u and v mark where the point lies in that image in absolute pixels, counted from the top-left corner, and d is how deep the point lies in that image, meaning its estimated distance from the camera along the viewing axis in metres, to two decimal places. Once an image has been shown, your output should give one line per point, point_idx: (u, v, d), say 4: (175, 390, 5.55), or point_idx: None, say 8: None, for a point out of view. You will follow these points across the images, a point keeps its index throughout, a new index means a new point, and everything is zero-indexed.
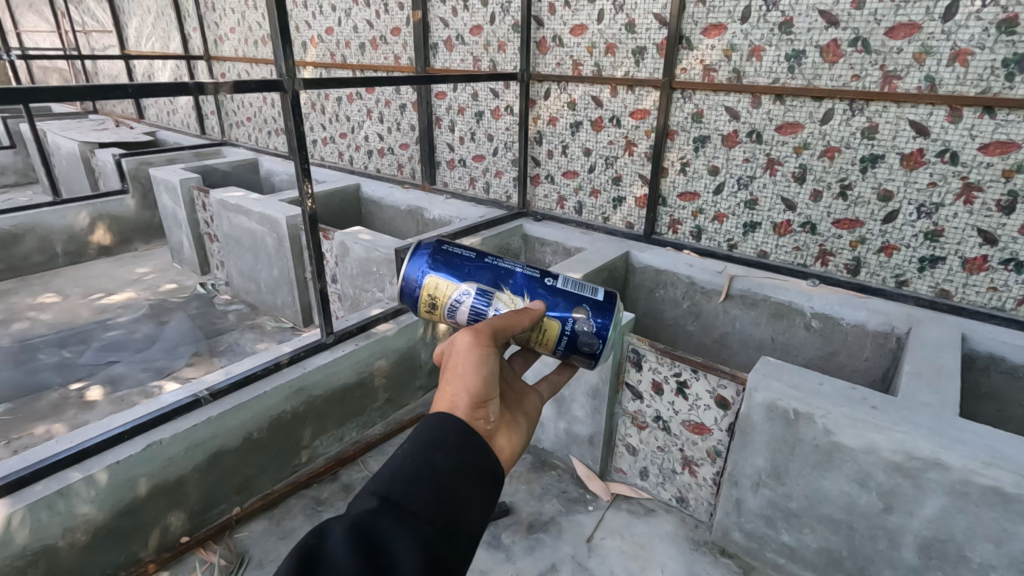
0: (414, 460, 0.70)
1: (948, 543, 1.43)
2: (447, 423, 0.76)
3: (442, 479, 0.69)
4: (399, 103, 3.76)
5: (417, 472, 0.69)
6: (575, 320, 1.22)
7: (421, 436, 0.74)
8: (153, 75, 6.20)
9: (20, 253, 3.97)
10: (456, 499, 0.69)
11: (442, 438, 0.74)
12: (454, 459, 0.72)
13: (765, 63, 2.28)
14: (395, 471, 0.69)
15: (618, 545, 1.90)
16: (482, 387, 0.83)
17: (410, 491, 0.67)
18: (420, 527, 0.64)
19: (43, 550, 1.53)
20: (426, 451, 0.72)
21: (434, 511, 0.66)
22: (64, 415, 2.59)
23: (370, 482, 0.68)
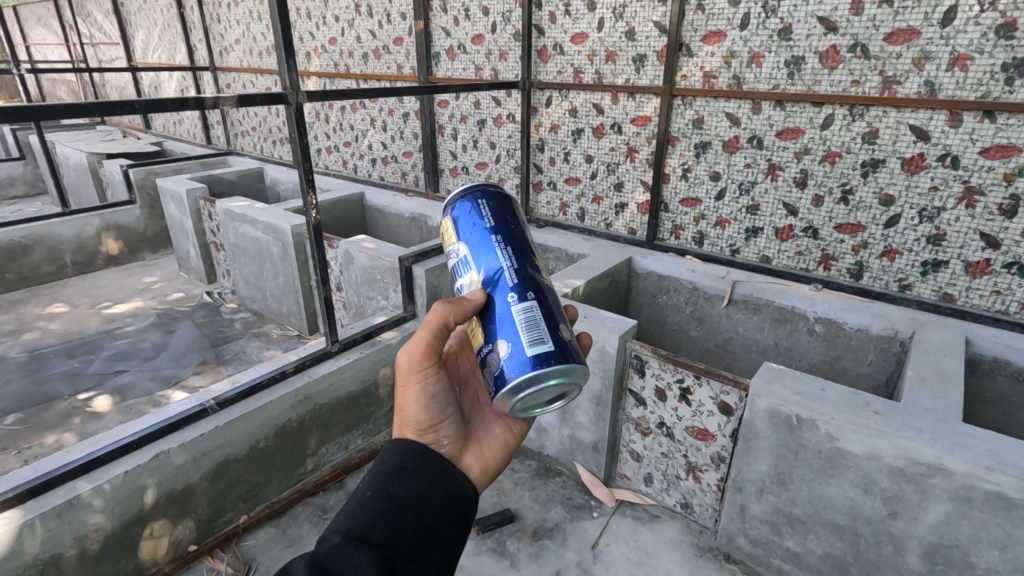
0: (374, 492, 0.74)
1: (953, 548, 1.43)
2: (405, 449, 0.81)
3: (402, 505, 0.74)
4: (402, 112, 3.79)
5: (378, 504, 0.73)
6: (490, 350, 0.96)
7: (382, 467, 0.78)
8: (160, 86, 6.27)
9: (30, 263, 4.02)
10: (418, 524, 0.73)
11: (402, 466, 0.78)
12: (414, 486, 0.76)
13: (765, 70, 2.29)
14: (357, 506, 0.73)
15: (623, 551, 1.90)
16: (426, 417, 0.91)
17: (373, 523, 0.71)
18: (384, 554, 0.68)
19: (54, 559, 1.55)
20: (385, 481, 0.76)
21: (397, 538, 0.70)
22: (73, 424, 2.62)
23: (334, 520, 0.71)
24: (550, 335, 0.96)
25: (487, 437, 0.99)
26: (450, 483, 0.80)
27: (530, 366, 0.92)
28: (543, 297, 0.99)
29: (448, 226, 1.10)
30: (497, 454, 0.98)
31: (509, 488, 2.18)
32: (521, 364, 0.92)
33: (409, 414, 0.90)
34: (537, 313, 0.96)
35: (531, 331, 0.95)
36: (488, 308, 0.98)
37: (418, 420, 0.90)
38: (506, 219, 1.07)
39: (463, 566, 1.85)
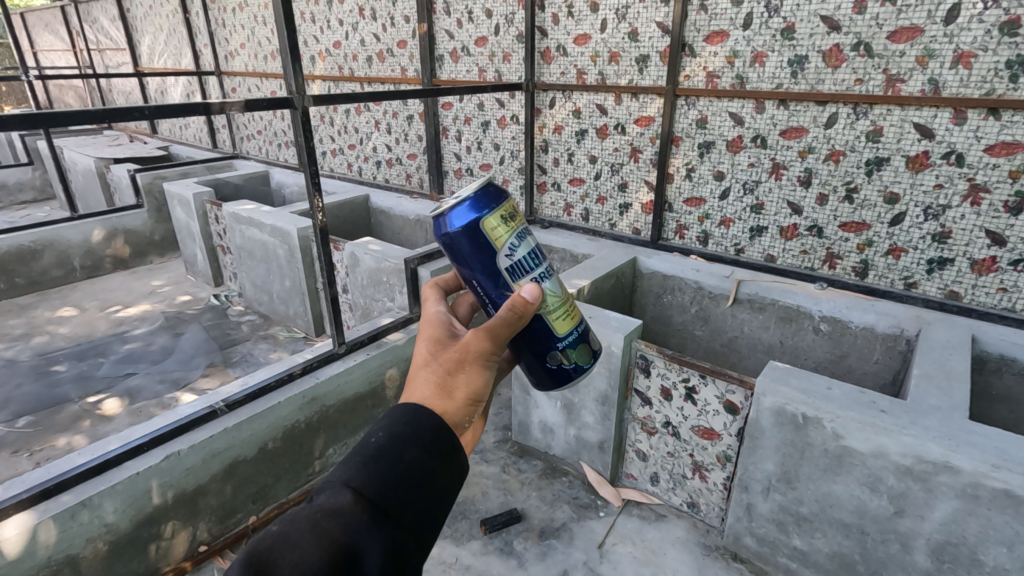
0: (387, 453, 0.70)
1: (960, 546, 1.43)
2: (427, 423, 0.75)
3: (412, 476, 0.69)
4: (407, 114, 3.81)
5: (390, 469, 0.69)
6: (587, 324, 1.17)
7: (399, 430, 0.73)
8: (165, 91, 6.32)
9: (39, 267, 4.06)
10: (424, 497, 0.69)
11: (419, 436, 0.73)
12: (428, 457, 0.72)
13: (768, 69, 2.30)
14: (369, 462, 0.69)
15: (630, 550, 1.91)
16: (476, 394, 0.83)
17: (383, 488, 0.67)
18: (389, 525, 0.66)
19: (67, 560, 1.57)
20: (401, 445, 0.71)
21: (403, 508, 0.68)
22: (82, 427, 2.64)
23: (345, 468, 0.69)
24: None
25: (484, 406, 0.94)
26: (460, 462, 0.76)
27: None
28: None
29: (516, 215, 1.10)
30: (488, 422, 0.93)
31: (516, 488, 2.19)
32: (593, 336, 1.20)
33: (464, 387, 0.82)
34: None
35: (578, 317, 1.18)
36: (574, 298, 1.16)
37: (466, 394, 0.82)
38: None
39: (470, 565, 1.86)
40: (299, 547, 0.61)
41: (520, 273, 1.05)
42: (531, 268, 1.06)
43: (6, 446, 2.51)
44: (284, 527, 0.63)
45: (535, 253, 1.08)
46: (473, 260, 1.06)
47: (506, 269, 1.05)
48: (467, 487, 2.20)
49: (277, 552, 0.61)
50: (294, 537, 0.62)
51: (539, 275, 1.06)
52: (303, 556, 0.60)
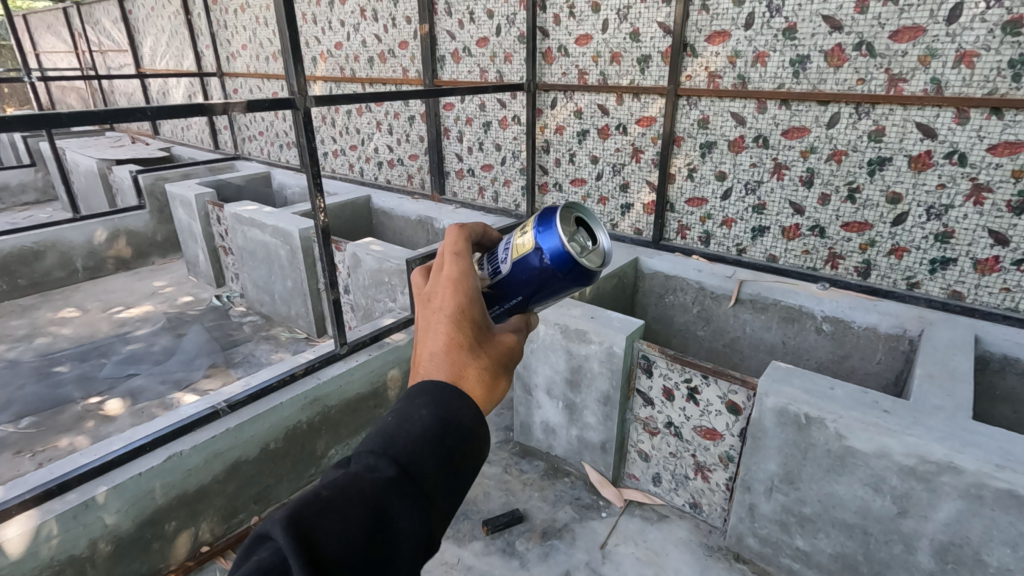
0: (431, 434, 0.65)
1: (964, 546, 1.42)
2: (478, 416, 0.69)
3: (453, 463, 0.66)
4: (408, 115, 3.81)
5: (434, 450, 0.65)
6: None
7: (444, 414, 0.67)
8: (167, 93, 6.33)
9: (42, 268, 4.07)
10: (462, 483, 0.66)
11: (461, 421, 0.68)
12: (469, 444, 0.68)
13: (770, 69, 2.29)
14: (414, 439, 0.65)
15: (632, 551, 1.90)
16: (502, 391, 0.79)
17: (427, 468, 0.64)
18: (427, 510, 0.63)
19: (70, 560, 1.57)
20: (445, 428, 0.66)
21: (441, 492, 0.64)
22: (85, 428, 2.65)
23: (389, 439, 0.65)
24: None
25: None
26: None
27: None
28: None
29: None
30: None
31: (518, 488, 2.19)
32: None
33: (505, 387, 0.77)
34: None
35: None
36: None
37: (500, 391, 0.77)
38: None
39: (473, 566, 1.86)
40: (344, 520, 0.58)
41: None
42: None
43: (9, 446, 2.52)
44: (329, 492, 0.60)
45: None
46: (534, 299, 1.04)
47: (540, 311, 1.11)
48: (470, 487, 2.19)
49: (319, 520, 0.58)
50: (339, 508, 0.59)
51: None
52: (347, 529, 0.58)
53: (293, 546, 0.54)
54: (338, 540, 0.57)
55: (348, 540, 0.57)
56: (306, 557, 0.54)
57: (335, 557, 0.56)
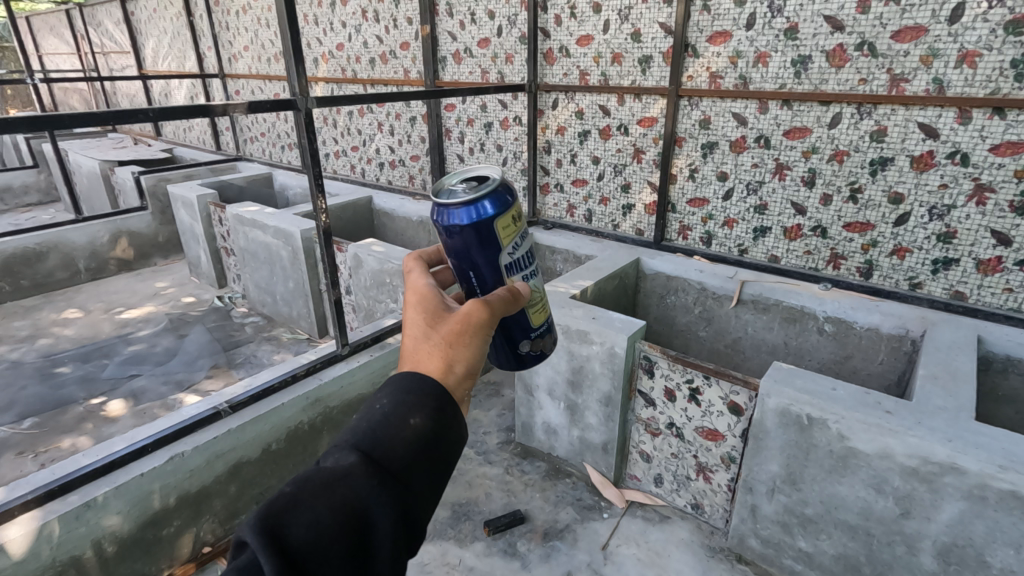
0: (393, 420, 0.69)
1: (967, 548, 1.42)
2: (431, 390, 0.73)
3: (419, 441, 0.68)
4: (409, 116, 3.82)
5: (396, 432, 0.68)
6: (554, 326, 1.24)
7: (403, 398, 0.71)
8: (170, 94, 6.35)
9: (44, 270, 4.08)
10: (432, 460, 0.69)
11: (421, 401, 0.71)
12: (435, 423, 0.70)
13: (772, 69, 2.29)
14: (376, 428, 0.68)
15: (633, 552, 1.90)
16: (473, 362, 0.78)
17: (391, 450, 0.66)
18: (397, 488, 0.64)
19: (72, 561, 1.57)
20: (407, 411, 0.70)
21: (408, 471, 0.66)
22: (87, 428, 2.65)
23: (353, 432, 0.68)
24: None
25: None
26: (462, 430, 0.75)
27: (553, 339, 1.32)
28: None
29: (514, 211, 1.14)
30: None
31: (520, 489, 2.19)
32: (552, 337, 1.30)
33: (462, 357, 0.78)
34: None
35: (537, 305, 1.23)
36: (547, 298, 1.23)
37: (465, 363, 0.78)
38: None
39: (474, 567, 1.86)
40: (312, 509, 0.60)
41: (516, 270, 1.09)
42: (525, 267, 1.11)
43: (11, 447, 2.52)
44: (296, 489, 0.62)
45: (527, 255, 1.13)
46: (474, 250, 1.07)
47: (505, 265, 1.08)
48: (471, 488, 2.19)
49: (287, 515, 0.59)
50: (305, 500, 0.60)
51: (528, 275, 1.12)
52: (317, 517, 0.59)
53: (260, 540, 0.56)
54: (307, 529, 0.59)
55: (319, 527, 0.59)
56: (276, 550, 0.56)
57: (306, 544, 0.58)
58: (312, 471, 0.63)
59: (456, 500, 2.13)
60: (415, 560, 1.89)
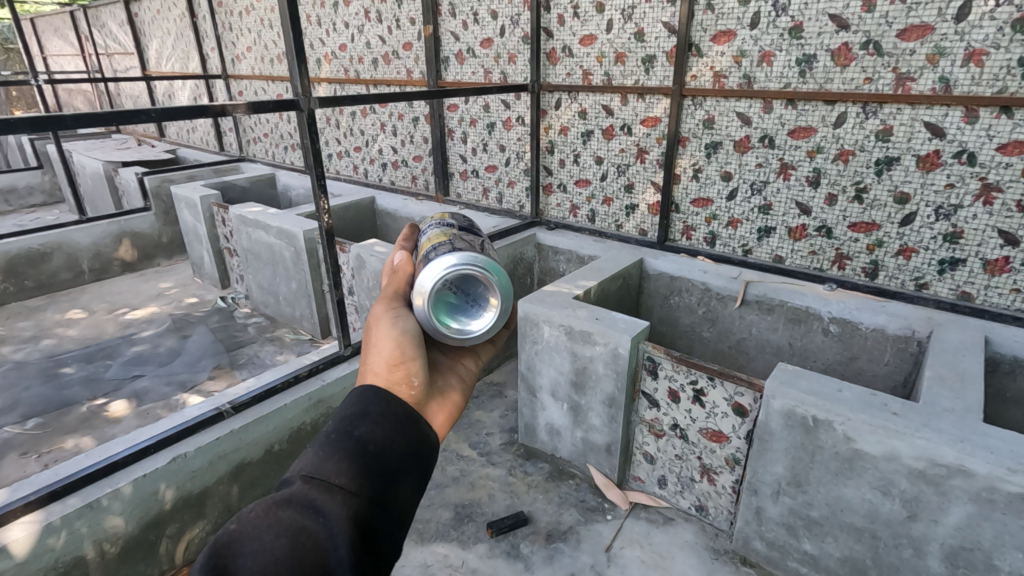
0: (338, 435, 0.68)
1: (975, 551, 1.40)
2: (368, 395, 0.73)
3: (367, 451, 0.67)
4: (412, 117, 3.82)
5: (342, 448, 0.66)
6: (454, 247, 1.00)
7: (345, 411, 0.71)
8: (173, 95, 6.37)
9: (49, 270, 4.09)
10: (384, 466, 0.67)
11: (366, 410, 0.71)
12: (381, 428, 0.69)
13: (776, 68, 2.28)
14: (322, 447, 0.66)
15: (637, 554, 1.89)
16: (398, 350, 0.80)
17: (337, 468, 0.65)
18: (348, 501, 0.63)
19: (74, 562, 1.56)
20: (351, 423, 0.69)
21: (360, 482, 0.65)
22: (91, 429, 2.65)
23: (300, 458, 0.66)
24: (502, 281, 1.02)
25: (444, 388, 0.88)
26: (412, 424, 0.72)
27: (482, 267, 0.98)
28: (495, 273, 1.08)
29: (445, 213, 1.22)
30: (449, 400, 0.86)
31: (522, 491, 2.18)
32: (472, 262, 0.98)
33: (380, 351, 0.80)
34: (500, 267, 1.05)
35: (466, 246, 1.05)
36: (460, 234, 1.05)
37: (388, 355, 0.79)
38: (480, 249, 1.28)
39: (477, 568, 1.85)
40: (260, 540, 0.59)
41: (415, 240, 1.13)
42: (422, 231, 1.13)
43: (15, 447, 2.52)
44: (241, 524, 0.60)
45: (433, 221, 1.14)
46: None
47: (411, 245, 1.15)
48: (474, 489, 2.19)
49: (235, 551, 0.59)
50: (253, 531, 0.60)
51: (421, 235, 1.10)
52: (266, 546, 0.58)
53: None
54: (257, 560, 0.58)
55: (268, 556, 0.58)
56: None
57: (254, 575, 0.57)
58: (259, 503, 0.62)
59: (459, 501, 2.13)
60: (418, 561, 1.88)
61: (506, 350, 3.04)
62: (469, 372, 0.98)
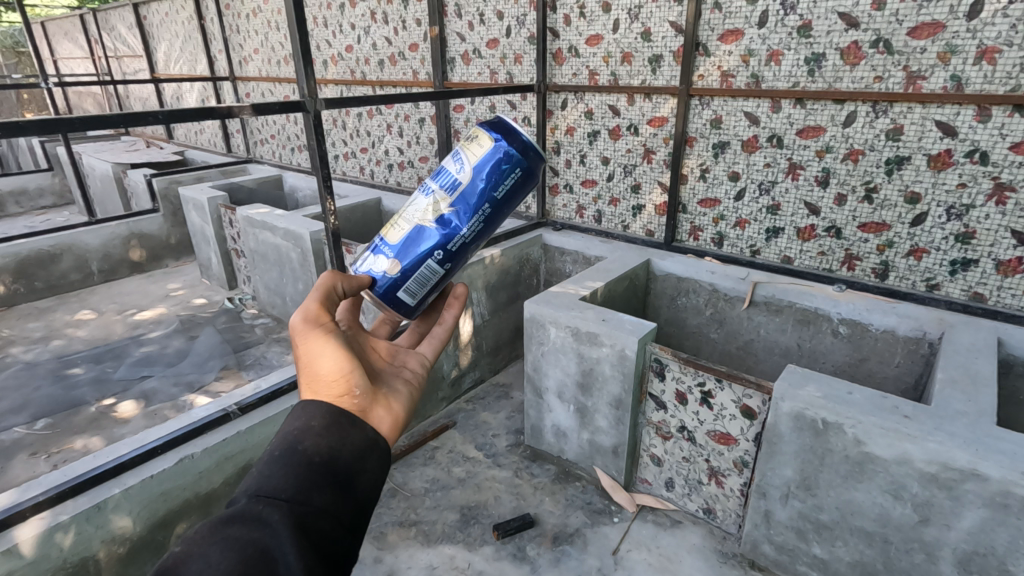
0: (283, 451, 0.69)
1: (989, 556, 1.38)
2: (312, 411, 0.74)
3: (312, 462, 0.69)
4: (418, 118, 3.82)
5: (287, 460, 0.68)
6: (385, 260, 1.16)
7: (287, 428, 0.73)
8: (181, 97, 6.42)
9: (59, 271, 4.12)
10: (329, 476, 0.69)
11: (310, 423, 0.73)
12: (324, 440, 0.71)
13: (784, 68, 2.26)
14: (267, 465, 0.68)
15: (645, 557, 1.88)
16: (340, 364, 0.80)
17: (283, 481, 0.67)
18: (295, 511, 0.64)
19: (82, 562, 1.56)
20: (295, 439, 0.71)
21: (308, 493, 0.67)
22: (99, 429, 2.67)
23: (245, 479, 0.67)
24: (420, 293, 1.18)
25: (393, 390, 0.90)
26: (359, 434, 0.75)
27: (386, 295, 1.16)
28: (440, 280, 1.19)
29: (475, 152, 1.18)
30: (399, 404, 0.87)
31: (529, 493, 2.17)
32: (380, 283, 1.16)
33: (320, 367, 0.80)
34: (431, 279, 1.17)
35: (412, 283, 1.17)
36: (417, 238, 1.15)
37: (328, 370, 0.79)
38: (510, 208, 1.23)
39: (483, 571, 1.85)
40: (205, 560, 0.58)
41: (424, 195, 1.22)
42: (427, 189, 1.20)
43: (25, 447, 2.55)
44: (185, 547, 0.59)
45: (445, 185, 1.16)
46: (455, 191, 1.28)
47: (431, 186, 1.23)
48: (480, 491, 2.18)
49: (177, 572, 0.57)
50: (198, 552, 0.59)
51: (421, 194, 1.18)
52: (211, 563, 0.58)
53: None
54: None
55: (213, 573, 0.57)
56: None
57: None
58: (201, 528, 0.61)
59: (465, 502, 2.12)
60: (424, 563, 1.88)
61: (512, 352, 3.04)
62: (416, 373, 0.99)
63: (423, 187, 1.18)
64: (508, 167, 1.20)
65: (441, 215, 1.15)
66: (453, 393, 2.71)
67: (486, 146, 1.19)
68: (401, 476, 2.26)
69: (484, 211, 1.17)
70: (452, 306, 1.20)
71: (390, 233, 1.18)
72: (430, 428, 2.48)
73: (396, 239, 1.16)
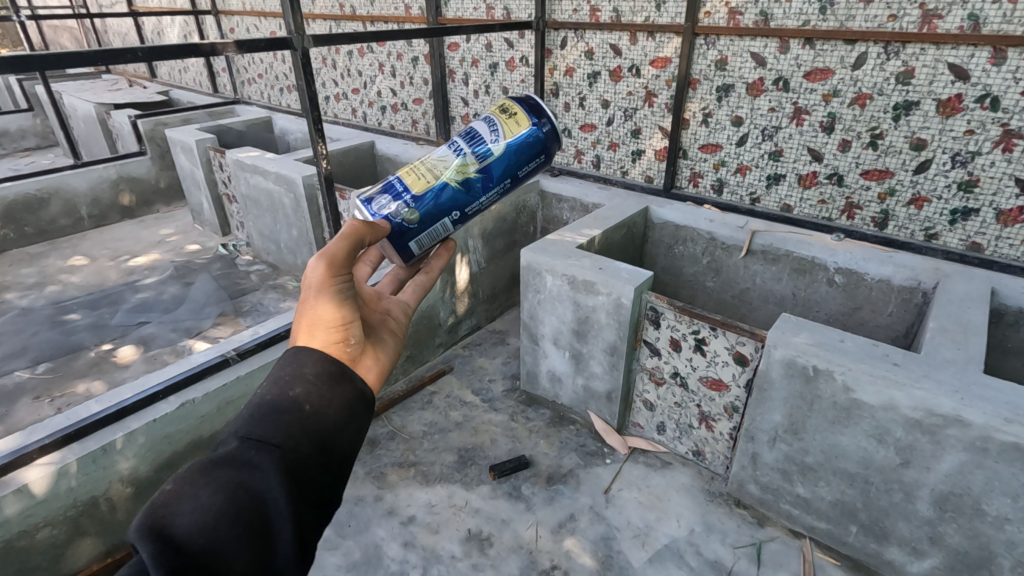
0: (272, 397, 0.70)
1: (964, 496, 1.44)
2: (303, 358, 0.75)
3: (301, 409, 0.69)
4: (411, 56, 3.67)
5: (276, 406, 0.68)
6: (406, 206, 1.14)
7: (277, 372, 0.72)
8: (163, 33, 6.12)
9: (48, 216, 4.06)
10: (319, 423, 0.70)
11: (301, 371, 0.73)
12: (316, 389, 0.72)
13: (795, 5, 2.16)
14: (256, 410, 0.69)
15: (635, 496, 1.95)
16: (339, 312, 0.80)
17: (273, 426, 0.67)
18: (285, 457, 0.65)
19: (91, 500, 1.61)
20: (285, 384, 0.71)
21: (298, 439, 0.67)
22: (100, 373, 2.70)
23: (233, 421, 0.68)
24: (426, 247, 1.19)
25: (379, 341, 0.90)
26: (350, 385, 0.75)
27: (397, 241, 1.14)
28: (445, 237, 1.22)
29: (513, 129, 1.22)
30: (386, 357, 0.88)
31: (524, 436, 2.23)
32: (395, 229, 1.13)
33: (320, 313, 0.79)
34: (441, 235, 1.20)
35: (425, 236, 1.17)
36: (445, 194, 1.15)
37: (327, 317, 0.79)
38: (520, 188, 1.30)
39: (480, 508, 1.92)
40: (197, 499, 0.59)
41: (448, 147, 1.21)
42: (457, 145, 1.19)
43: (28, 391, 2.59)
44: (175, 486, 0.60)
45: (481, 152, 1.18)
46: None
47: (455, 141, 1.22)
48: (476, 434, 2.24)
49: (168, 510, 0.58)
50: (189, 490, 0.59)
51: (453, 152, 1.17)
52: (203, 504, 0.59)
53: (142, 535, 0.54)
54: (196, 516, 0.58)
55: (204, 513, 0.58)
56: (159, 543, 0.55)
57: (190, 530, 0.57)
58: (189, 467, 0.62)
59: (462, 445, 2.19)
60: (423, 501, 1.95)
61: (508, 299, 3.05)
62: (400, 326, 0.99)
63: (456, 145, 1.18)
64: (537, 150, 1.25)
65: (472, 179, 1.17)
66: (450, 339, 2.74)
67: (524, 127, 1.23)
68: (400, 419, 2.32)
69: (506, 186, 1.23)
70: (440, 255, 1.16)
71: (413, 179, 1.15)
72: (428, 373, 2.52)
73: (423, 191, 1.14)
